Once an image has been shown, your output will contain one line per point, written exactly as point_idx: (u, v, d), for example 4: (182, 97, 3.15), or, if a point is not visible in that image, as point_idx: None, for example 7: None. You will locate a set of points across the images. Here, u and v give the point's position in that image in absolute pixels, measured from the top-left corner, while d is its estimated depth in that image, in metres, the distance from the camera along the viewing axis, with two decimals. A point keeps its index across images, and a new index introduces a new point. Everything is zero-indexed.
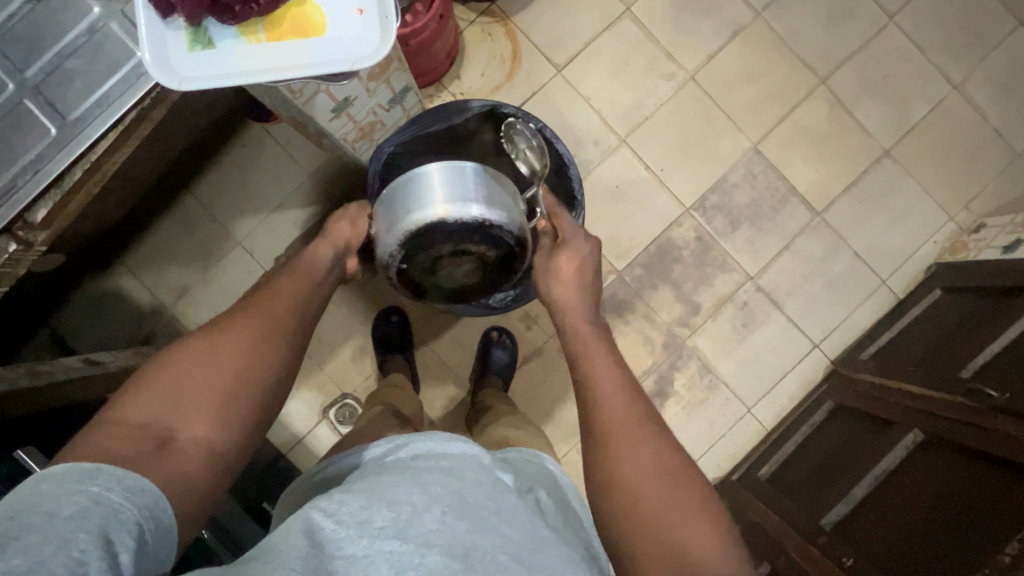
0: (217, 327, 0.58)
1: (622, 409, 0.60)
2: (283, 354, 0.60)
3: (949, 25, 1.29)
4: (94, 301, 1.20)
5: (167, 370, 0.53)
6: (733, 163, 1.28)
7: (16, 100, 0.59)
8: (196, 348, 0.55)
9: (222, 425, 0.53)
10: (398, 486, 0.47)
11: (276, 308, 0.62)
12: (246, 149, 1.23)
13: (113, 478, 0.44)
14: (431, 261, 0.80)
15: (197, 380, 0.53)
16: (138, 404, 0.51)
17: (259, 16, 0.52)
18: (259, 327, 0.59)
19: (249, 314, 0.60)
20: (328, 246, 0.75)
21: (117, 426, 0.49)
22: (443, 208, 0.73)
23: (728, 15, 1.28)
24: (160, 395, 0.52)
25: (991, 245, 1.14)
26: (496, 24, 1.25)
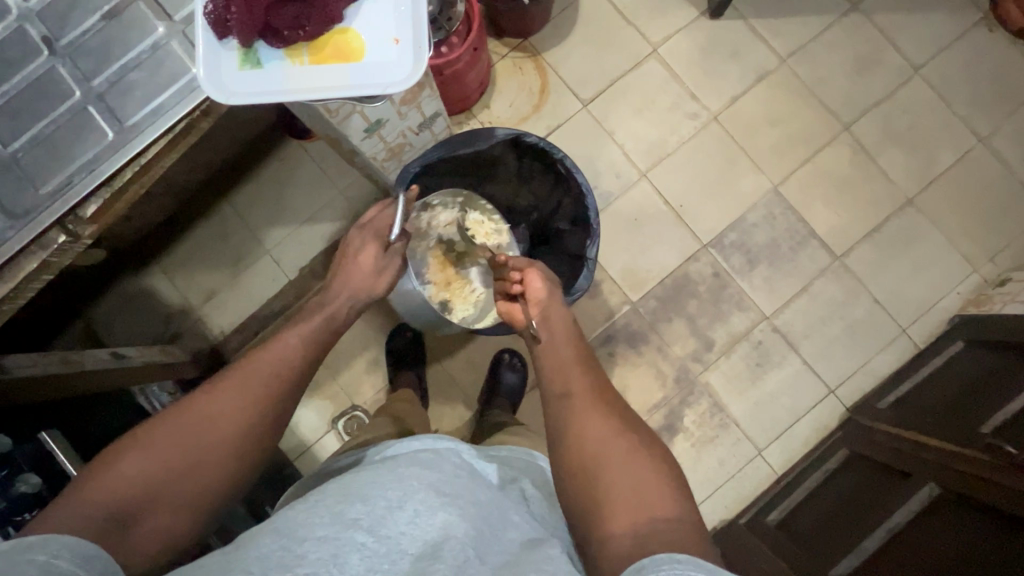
0: (207, 399, 0.59)
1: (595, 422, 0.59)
2: (269, 429, 0.62)
3: (976, 79, 1.30)
4: (126, 299, 1.26)
5: (146, 446, 0.55)
6: (752, 203, 1.29)
7: (81, 105, 0.65)
8: (179, 430, 0.56)
9: (183, 514, 0.55)
10: (372, 483, 0.48)
11: (268, 385, 0.63)
12: (282, 163, 1.29)
13: (61, 545, 0.45)
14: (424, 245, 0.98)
15: (176, 461, 0.55)
16: (109, 483, 0.52)
17: (305, 40, 0.56)
18: (244, 411, 0.60)
19: (235, 392, 0.61)
20: (346, 300, 0.77)
21: (90, 498, 0.50)
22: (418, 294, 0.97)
23: (754, 60, 1.31)
24: (137, 471, 0.53)
25: (1016, 299, 1.12)
26: (527, 59, 1.31)
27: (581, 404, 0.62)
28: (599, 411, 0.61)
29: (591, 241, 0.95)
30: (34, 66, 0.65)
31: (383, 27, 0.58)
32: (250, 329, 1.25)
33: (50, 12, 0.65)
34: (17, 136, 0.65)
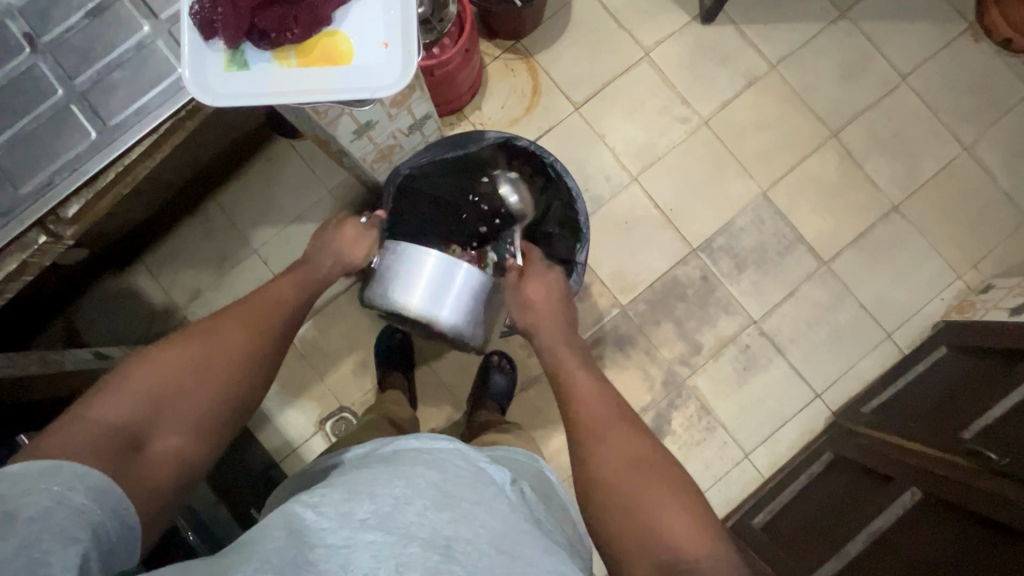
0: (201, 336, 0.60)
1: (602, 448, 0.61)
2: (266, 367, 0.63)
3: (961, 89, 1.32)
4: (109, 298, 1.24)
5: (145, 377, 0.54)
6: (741, 208, 1.30)
7: (63, 103, 0.64)
8: (177, 362, 0.56)
9: (192, 436, 0.55)
10: (377, 480, 0.48)
11: (261, 324, 0.64)
12: (270, 162, 1.28)
13: (75, 475, 0.45)
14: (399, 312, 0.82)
15: (176, 391, 0.55)
16: (117, 402, 0.52)
17: (293, 43, 0.56)
18: (240, 346, 0.61)
19: (237, 323, 0.62)
20: (333, 258, 0.78)
21: (92, 424, 0.50)
22: (414, 304, 0.76)
23: (744, 66, 1.32)
24: (137, 400, 0.53)
25: (998, 306, 1.14)
26: (519, 60, 1.31)
27: (594, 426, 0.64)
28: (613, 432, 0.62)
29: (581, 244, 0.95)
30: (14, 63, 0.64)
31: (373, 31, 0.57)
32: None
33: (31, 8, 0.64)
34: None
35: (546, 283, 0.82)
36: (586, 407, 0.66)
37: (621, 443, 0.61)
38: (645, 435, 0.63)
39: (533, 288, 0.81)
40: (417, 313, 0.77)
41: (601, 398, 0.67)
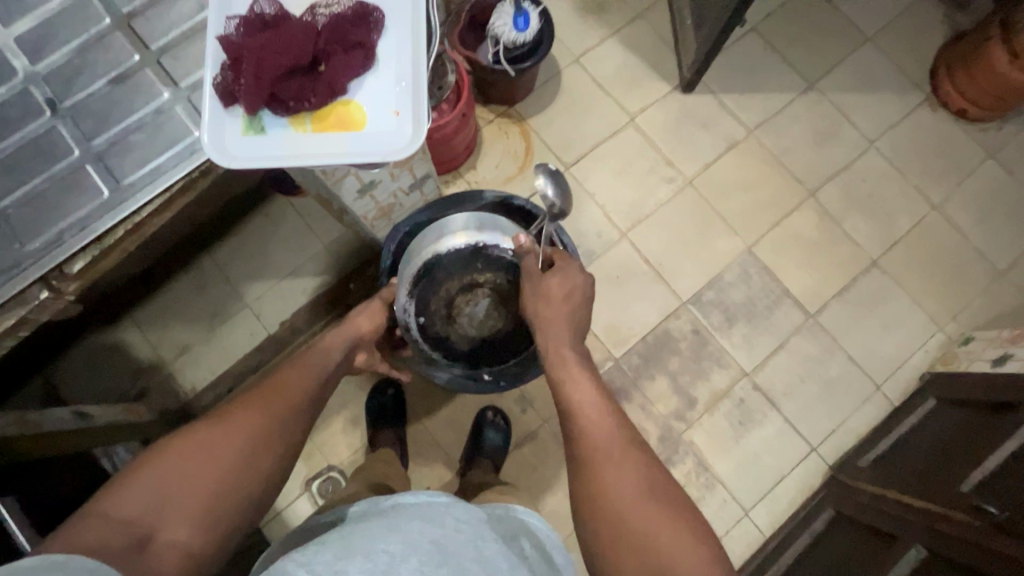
0: (219, 418, 0.59)
1: (620, 479, 0.58)
2: (282, 450, 0.61)
3: (925, 152, 1.41)
4: (94, 354, 1.21)
5: (159, 465, 0.54)
6: (728, 263, 1.34)
7: (78, 164, 0.64)
8: (192, 447, 0.56)
9: (201, 530, 0.53)
10: (374, 534, 0.47)
11: (280, 405, 0.63)
12: (267, 217, 1.30)
13: (83, 568, 0.42)
14: (446, 301, 0.92)
15: (189, 477, 0.54)
16: (128, 500, 0.51)
17: (310, 110, 0.57)
18: (256, 428, 0.60)
19: (253, 406, 0.62)
20: (340, 338, 0.76)
21: (101, 518, 0.49)
22: (454, 233, 0.90)
23: (723, 131, 1.41)
24: (148, 490, 0.52)
25: (982, 359, 1.17)
26: (512, 124, 1.38)
27: (600, 448, 0.61)
28: (617, 454, 0.60)
29: None
30: (32, 126, 0.64)
31: (386, 99, 0.58)
32: (226, 385, 1.21)
33: (57, 75, 0.65)
34: (10, 192, 0.63)
35: (568, 282, 0.77)
36: (592, 427, 0.63)
37: (626, 465, 0.59)
38: (654, 463, 0.61)
39: (552, 284, 0.77)
40: (455, 244, 0.91)
41: (607, 418, 0.64)
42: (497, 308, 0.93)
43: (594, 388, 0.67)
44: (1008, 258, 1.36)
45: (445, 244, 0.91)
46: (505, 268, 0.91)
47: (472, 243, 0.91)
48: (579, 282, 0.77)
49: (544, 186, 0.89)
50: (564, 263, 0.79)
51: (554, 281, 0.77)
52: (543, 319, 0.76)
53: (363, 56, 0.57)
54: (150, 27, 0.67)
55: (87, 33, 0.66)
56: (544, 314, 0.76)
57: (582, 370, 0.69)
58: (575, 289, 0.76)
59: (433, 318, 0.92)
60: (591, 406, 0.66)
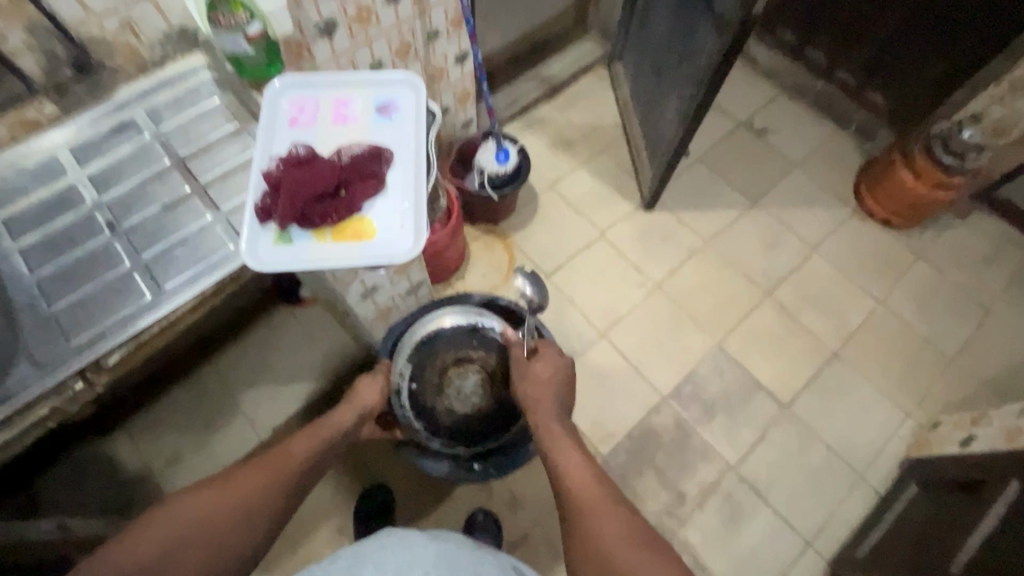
0: (226, 478, 0.70)
1: (607, 530, 0.64)
2: (276, 506, 0.70)
3: (862, 256, 1.60)
4: (85, 467, 1.22)
5: (170, 516, 0.64)
6: (702, 359, 1.44)
7: (127, 272, 0.70)
8: (199, 501, 0.66)
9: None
10: (384, 549, 0.65)
11: (277, 468, 0.73)
12: (269, 326, 1.38)
13: None
14: (439, 372, 1.00)
15: (193, 528, 0.64)
16: (134, 547, 0.60)
17: (331, 224, 0.68)
18: (255, 486, 0.70)
19: (252, 471, 0.72)
20: (349, 412, 0.87)
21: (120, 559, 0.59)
22: (454, 314, 1.01)
23: (683, 242, 1.59)
24: (158, 539, 0.62)
25: (950, 441, 1.23)
26: (496, 240, 1.55)
27: (587, 503, 0.68)
28: (600, 506, 0.67)
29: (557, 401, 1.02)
30: (91, 244, 0.71)
31: (394, 215, 0.70)
32: None
33: (120, 202, 0.74)
34: (60, 298, 0.68)
35: (553, 368, 0.89)
36: (579, 486, 0.70)
37: (609, 515, 0.66)
38: (635, 515, 0.67)
39: (539, 368, 0.88)
40: (455, 322, 1.01)
41: (591, 476, 0.72)
42: (484, 387, 1.00)
43: (580, 454, 0.76)
44: (955, 346, 1.48)
45: (446, 322, 1.01)
46: (497, 350, 1.01)
47: (471, 324, 1.01)
48: (562, 365, 0.90)
49: (523, 285, 1.03)
50: (545, 349, 0.91)
51: (539, 363, 0.89)
52: (531, 402, 0.86)
53: (377, 181, 0.70)
54: (206, 161, 0.77)
55: (151, 169, 0.77)
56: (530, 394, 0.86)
57: (568, 440, 0.78)
58: (557, 372, 0.89)
59: (423, 387, 0.99)
60: (579, 467, 0.73)
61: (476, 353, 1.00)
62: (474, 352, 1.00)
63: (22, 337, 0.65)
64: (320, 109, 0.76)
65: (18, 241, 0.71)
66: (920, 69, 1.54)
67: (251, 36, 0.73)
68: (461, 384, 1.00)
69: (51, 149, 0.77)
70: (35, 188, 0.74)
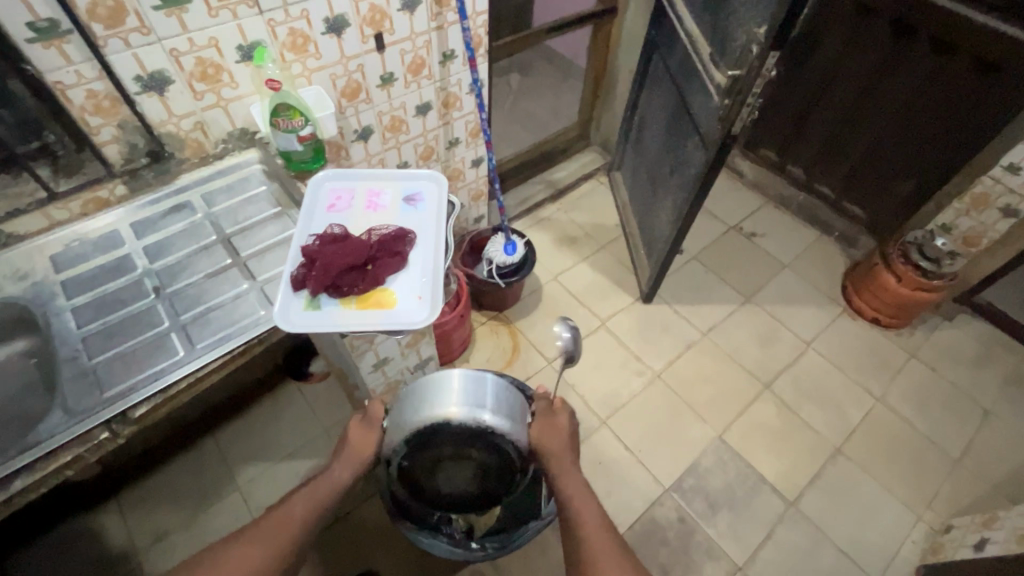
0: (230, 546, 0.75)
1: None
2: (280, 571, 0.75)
3: (856, 353, 1.64)
4: (68, 542, 1.19)
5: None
6: (703, 450, 1.43)
7: (165, 332, 0.76)
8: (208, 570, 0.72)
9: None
10: None
11: (272, 537, 0.76)
12: (276, 401, 1.41)
13: None
14: (434, 458, 0.85)
15: None
16: None
17: (357, 293, 0.76)
18: (255, 554, 0.74)
19: (250, 543, 0.75)
20: (346, 470, 0.84)
21: None
22: (455, 411, 0.78)
23: (681, 333, 1.65)
24: None
25: (964, 545, 1.19)
26: (501, 326, 1.62)
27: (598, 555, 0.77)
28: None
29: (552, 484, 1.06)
30: (136, 305, 0.79)
31: (413, 288, 0.78)
32: None
33: (167, 269, 0.83)
34: (101, 353, 0.74)
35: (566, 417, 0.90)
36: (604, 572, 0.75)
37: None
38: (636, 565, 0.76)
39: (561, 416, 0.89)
40: (466, 422, 0.79)
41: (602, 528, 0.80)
42: (477, 477, 0.90)
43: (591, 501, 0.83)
44: (959, 446, 1.47)
45: (442, 422, 0.79)
46: (503, 456, 0.84)
47: (484, 427, 0.79)
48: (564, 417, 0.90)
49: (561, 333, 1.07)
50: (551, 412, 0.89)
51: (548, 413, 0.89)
52: (551, 455, 0.84)
53: (401, 258, 0.79)
54: (249, 236, 0.87)
55: (199, 242, 0.86)
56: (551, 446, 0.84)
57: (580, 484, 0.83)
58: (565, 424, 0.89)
59: (413, 463, 0.86)
60: (605, 542, 0.78)
61: (481, 453, 0.84)
62: (478, 452, 0.84)
63: (59, 387, 0.70)
64: (355, 198, 0.87)
65: (72, 300, 0.78)
66: (890, 185, 1.67)
67: (304, 135, 0.92)
68: (455, 470, 0.88)
69: (113, 223, 0.87)
70: (95, 256, 0.84)
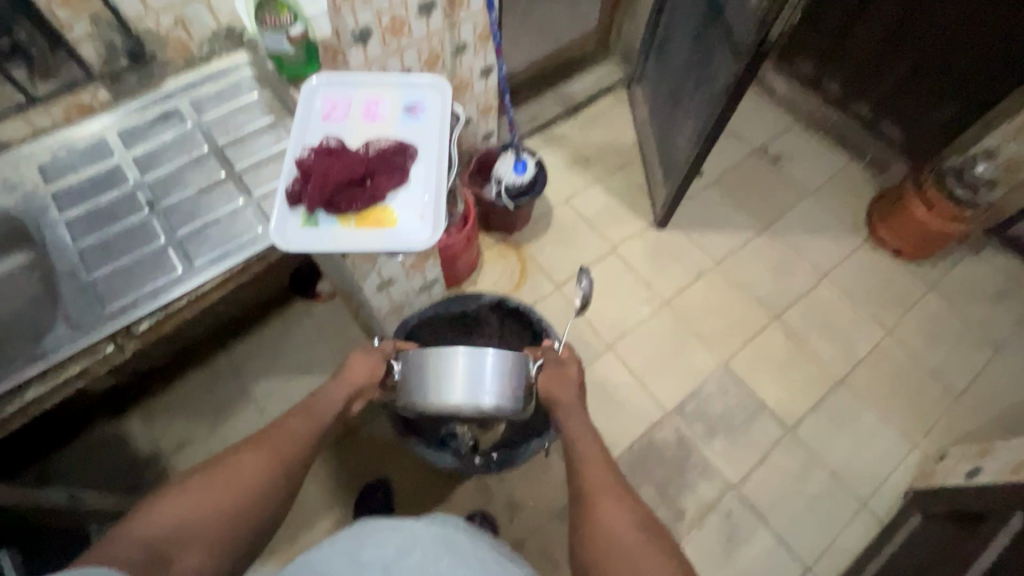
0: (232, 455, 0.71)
1: (616, 519, 0.71)
2: (286, 482, 0.73)
3: (873, 285, 1.60)
4: (97, 446, 1.26)
5: (167, 498, 0.64)
6: (707, 376, 1.45)
7: (162, 247, 0.76)
8: (207, 480, 0.67)
9: (215, 557, 0.62)
10: (382, 535, 0.63)
11: (278, 448, 0.74)
12: (286, 320, 1.42)
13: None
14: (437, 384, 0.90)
15: (197, 507, 0.64)
16: (150, 522, 0.61)
17: (355, 211, 0.72)
18: (260, 463, 0.71)
19: (257, 451, 0.72)
20: (341, 391, 0.85)
21: (132, 537, 0.58)
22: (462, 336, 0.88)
23: (694, 261, 1.61)
24: (168, 517, 0.62)
25: (956, 472, 1.22)
26: (509, 249, 1.59)
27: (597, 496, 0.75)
28: (619, 522, 0.71)
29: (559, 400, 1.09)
30: (132, 219, 0.78)
31: (414, 207, 0.74)
32: None
33: (159, 182, 0.81)
34: (98, 267, 0.74)
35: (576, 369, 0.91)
36: (605, 507, 0.73)
37: (631, 534, 0.69)
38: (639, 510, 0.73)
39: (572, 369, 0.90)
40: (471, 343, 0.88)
41: (607, 474, 0.78)
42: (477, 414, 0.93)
43: (596, 448, 0.82)
44: (965, 379, 1.47)
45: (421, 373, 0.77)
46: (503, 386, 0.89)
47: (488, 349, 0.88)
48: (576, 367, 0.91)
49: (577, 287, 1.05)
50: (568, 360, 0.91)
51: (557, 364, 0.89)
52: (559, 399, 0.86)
53: (401, 174, 0.74)
54: (242, 148, 0.84)
55: (190, 153, 0.84)
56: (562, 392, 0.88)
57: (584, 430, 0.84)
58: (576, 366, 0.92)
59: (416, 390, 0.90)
60: (605, 481, 0.77)
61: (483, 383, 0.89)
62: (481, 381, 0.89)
63: (61, 300, 0.72)
64: (352, 107, 0.81)
65: (65, 213, 0.78)
66: (939, 102, 1.54)
67: (293, 36, 0.83)
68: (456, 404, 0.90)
69: (100, 132, 0.85)
70: (83, 166, 0.82)
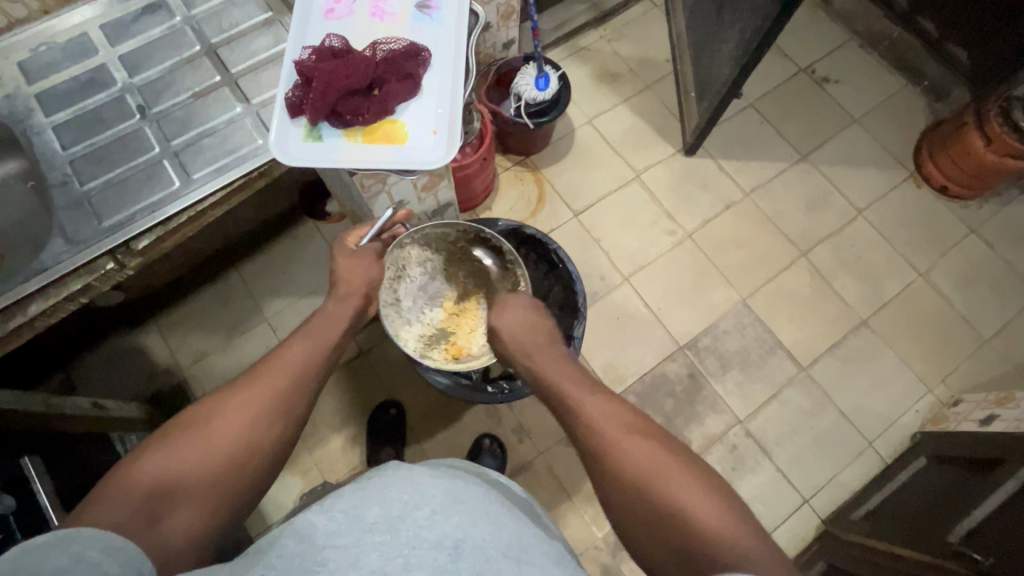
0: (221, 398, 0.64)
1: (618, 439, 0.62)
2: (286, 427, 0.66)
3: (911, 224, 1.51)
4: (114, 355, 1.29)
5: (154, 451, 0.57)
6: (724, 313, 1.41)
7: (157, 158, 0.74)
8: (195, 430, 0.60)
9: (208, 517, 0.57)
10: (390, 485, 0.52)
11: (276, 388, 0.67)
12: (296, 240, 1.39)
13: (92, 538, 0.46)
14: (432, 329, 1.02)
15: (187, 461, 0.57)
16: (133, 479, 0.54)
17: (362, 124, 0.65)
18: (253, 409, 0.64)
19: (245, 394, 0.65)
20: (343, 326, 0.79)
21: (116, 497, 0.52)
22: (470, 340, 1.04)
23: (723, 192, 1.52)
24: (155, 472, 0.55)
25: (970, 418, 1.20)
26: (527, 173, 1.51)
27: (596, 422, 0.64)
28: (634, 450, 0.60)
29: (574, 329, 1.08)
30: (123, 126, 0.76)
31: (426, 120, 0.67)
32: None
33: (149, 86, 0.78)
34: (92, 179, 0.73)
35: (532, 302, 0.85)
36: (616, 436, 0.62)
37: (643, 458, 0.59)
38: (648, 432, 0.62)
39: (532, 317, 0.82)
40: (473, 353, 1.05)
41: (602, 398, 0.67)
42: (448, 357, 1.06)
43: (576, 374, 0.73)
44: (993, 326, 1.41)
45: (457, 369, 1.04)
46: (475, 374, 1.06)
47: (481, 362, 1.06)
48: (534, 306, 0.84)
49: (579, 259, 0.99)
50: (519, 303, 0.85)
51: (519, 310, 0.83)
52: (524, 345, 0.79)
53: (413, 83, 0.67)
54: (236, 51, 0.80)
55: (182, 54, 0.79)
56: (526, 337, 0.80)
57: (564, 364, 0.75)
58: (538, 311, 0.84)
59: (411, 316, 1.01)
60: (598, 407, 0.66)
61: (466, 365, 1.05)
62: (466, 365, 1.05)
63: (57, 213, 0.71)
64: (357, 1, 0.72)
65: (52, 118, 0.75)
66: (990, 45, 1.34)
67: None
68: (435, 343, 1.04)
69: (82, 27, 0.80)
70: (67, 65, 0.78)
